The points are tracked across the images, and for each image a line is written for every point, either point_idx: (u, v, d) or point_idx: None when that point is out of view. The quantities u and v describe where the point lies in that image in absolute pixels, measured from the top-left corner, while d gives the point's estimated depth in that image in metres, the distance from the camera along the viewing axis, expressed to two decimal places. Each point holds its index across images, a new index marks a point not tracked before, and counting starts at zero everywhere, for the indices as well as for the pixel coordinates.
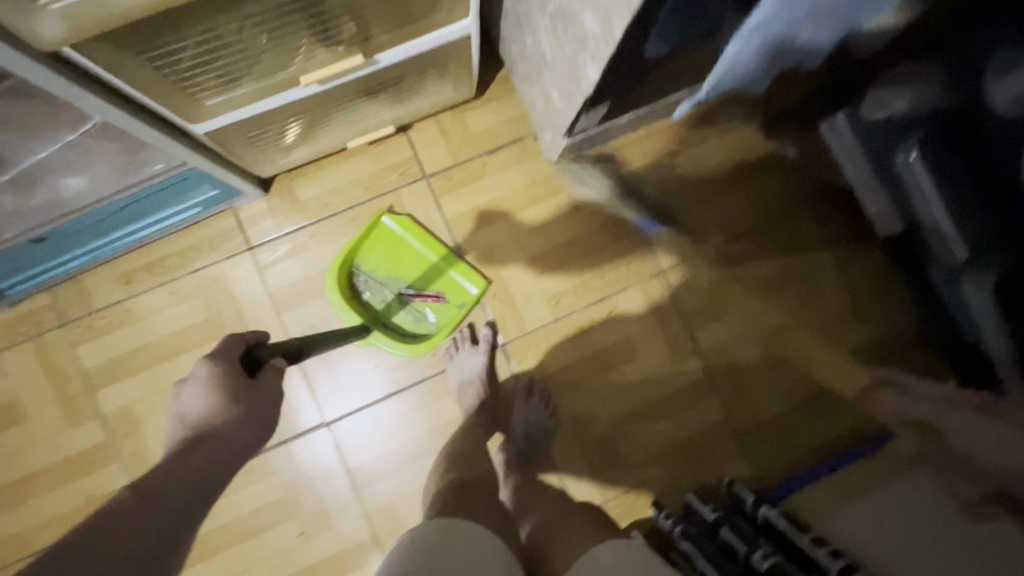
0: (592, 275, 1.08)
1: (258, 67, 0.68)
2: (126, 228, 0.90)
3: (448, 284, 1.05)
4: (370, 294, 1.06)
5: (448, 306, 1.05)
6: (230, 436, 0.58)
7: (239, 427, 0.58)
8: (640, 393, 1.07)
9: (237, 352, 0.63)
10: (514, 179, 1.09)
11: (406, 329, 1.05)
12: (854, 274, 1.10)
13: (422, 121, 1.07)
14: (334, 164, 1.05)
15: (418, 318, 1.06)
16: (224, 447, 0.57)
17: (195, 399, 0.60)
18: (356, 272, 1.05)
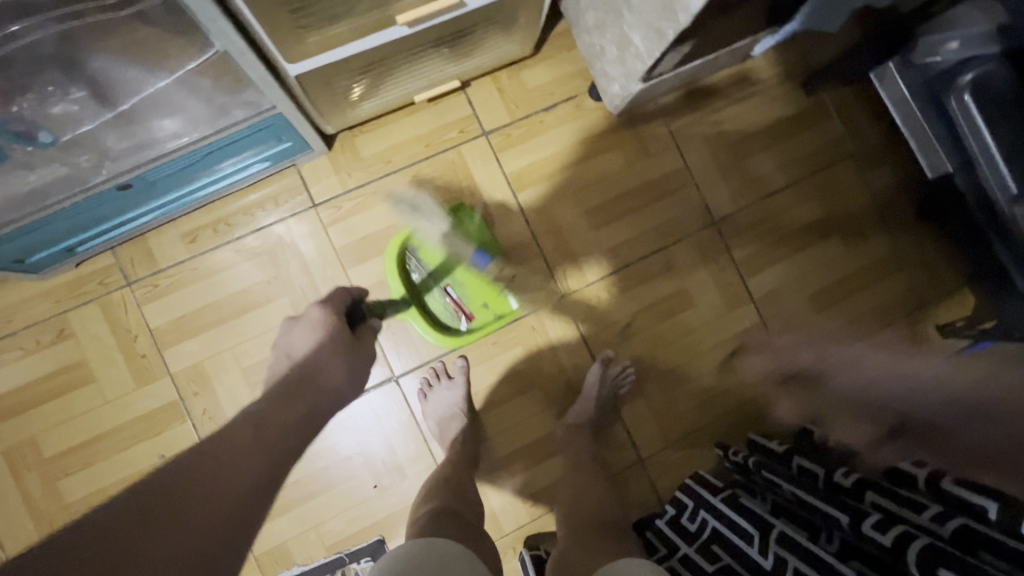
0: (647, 227, 1.12)
1: (363, 3, 0.68)
2: (199, 181, 0.90)
3: (494, 300, 1.07)
4: (418, 276, 1.05)
5: (484, 313, 1.06)
6: (329, 390, 0.66)
7: (340, 387, 0.68)
8: (698, 340, 1.11)
9: (344, 305, 0.80)
10: (570, 135, 1.11)
11: (441, 318, 1.05)
12: (895, 222, 1.15)
13: (479, 79, 1.09)
14: (395, 121, 1.06)
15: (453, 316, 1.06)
16: (323, 396, 0.65)
17: (302, 337, 0.75)
18: (410, 251, 1.05)
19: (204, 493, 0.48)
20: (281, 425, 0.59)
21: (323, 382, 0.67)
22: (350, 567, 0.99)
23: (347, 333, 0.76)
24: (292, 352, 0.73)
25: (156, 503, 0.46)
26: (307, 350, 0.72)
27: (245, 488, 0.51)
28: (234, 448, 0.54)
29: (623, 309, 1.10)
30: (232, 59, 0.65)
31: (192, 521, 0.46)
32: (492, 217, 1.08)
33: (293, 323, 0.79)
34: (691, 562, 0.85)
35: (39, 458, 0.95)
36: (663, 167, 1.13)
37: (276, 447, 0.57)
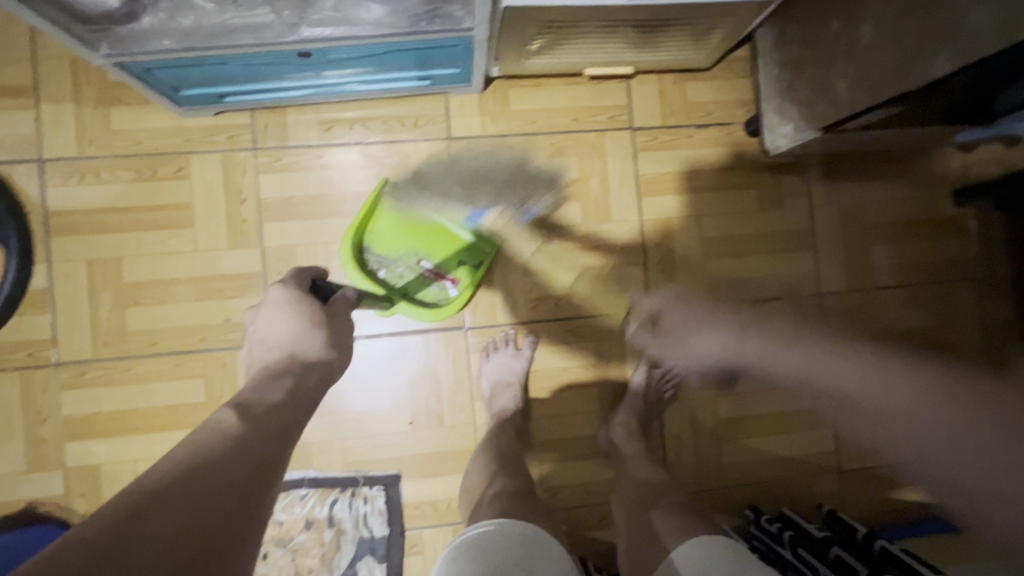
0: (753, 274, 1.09)
1: None
2: (364, 75, 0.90)
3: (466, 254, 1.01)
4: (385, 272, 0.99)
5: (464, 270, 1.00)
6: (311, 363, 0.58)
7: (327, 356, 0.60)
8: (762, 400, 1.08)
9: (308, 280, 0.66)
10: (711, 159, 1.09)
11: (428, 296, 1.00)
12: (996, 358, 1.12)
13: (646, 75, 1.08)
14: (552, 86, 1.06)
15: (441, 287, 1.01)
16: (309, 372, 0.58)
17: (267, 321, 0.61)
18: (366, 252, 0.99)
19: (200, 483, 0.42)
20: (272, 418, 0.51)
21: (306, 358, 0.58)
22: (361, 490, 0.99)
23: (318, 305, 0.62)
24: (263, 339, 0.60)
25: (136, 515, 0.38)
26: (273, 329, 0.60)
27: (234, 481, 0.44)
28: (213, 449, 0.45)
29: (700, 344, 1.08)
30: None
31: (191, 519, 0.39)
32: (610, 210, 1.07)
33: (256, 311, 0.64)
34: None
35: (118, 279, 0.96)
36: (789, 222, 1.10)
37: (266, 430, 0.50)
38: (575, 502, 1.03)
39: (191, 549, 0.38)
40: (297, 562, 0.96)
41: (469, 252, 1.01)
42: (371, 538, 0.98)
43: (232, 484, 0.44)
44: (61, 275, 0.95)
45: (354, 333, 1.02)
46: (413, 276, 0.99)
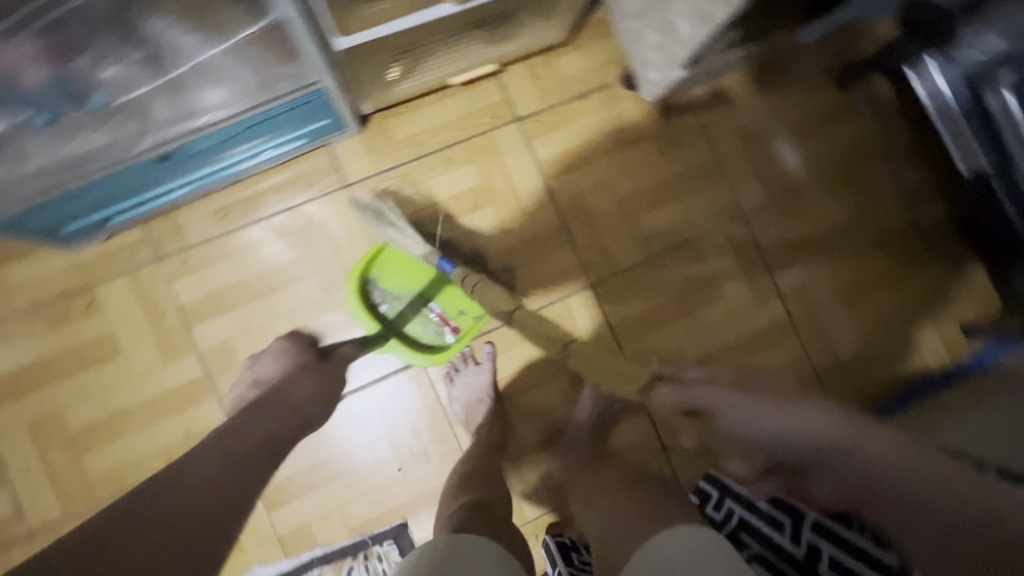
0: (676, 217, 1.11)
1: None
2: (237, 155, 0.89)
3: (470, 306, 1.00)
4: (387, 306, 1.00)
5: (464, 319, 1.00)
6: (293, 398, 0.73)
7: (308, 394, 0.75)
8: (724, 332, 1.11)
9: (301, 342, 0.87)
10: (601, 124, 1.10)
11: (422, 339, 1.00)
12: (923, 221, 1.16)
13: (513, 65, 1.09)
14: (427, 104, 1.06)
15: (437, 332, 1.01)
16: (297, 414, 0.71)
17: (269, 367, 0.83)
18: (371, 283, 1.00)
19: (208, 468, 0.58)
20: (262, 432, 0.66)
21: (293, 400, 0.73)
22: (373, 550, 0.99)
23: (308, 358, 0.82)
24: (259, 379, 0.81)
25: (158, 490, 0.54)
26: (280, 372, 0.80)
27: (229, 474, 0.59)
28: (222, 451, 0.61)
29: (648, 302, 1.10)
30: (286, 29, 0.65)
31: (200, 490, 0.55)
32: (523, 204, 1.08)
33: (261, 359, 0.88)
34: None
35: (65, 432, 0.94)
36: (695, 159, 1.13)
37: (256, 452, 0.63)
38: None
39: (201, 515, 0.53)
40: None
41: (471, 304, 0.99)
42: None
43: (225, 488, 0.57)
44: (6, 446, 0.93)
45: None
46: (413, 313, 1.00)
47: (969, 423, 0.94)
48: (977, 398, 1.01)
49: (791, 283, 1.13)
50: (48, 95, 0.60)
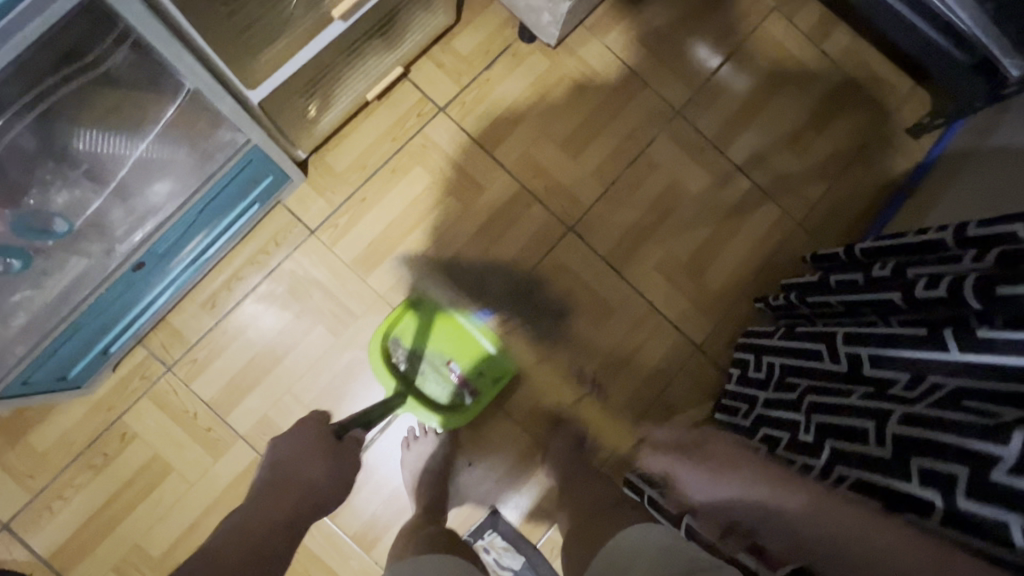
0: (619, 138, 1.16)
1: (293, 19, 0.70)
2: (202, 241, 0.91)
3: (485, 366, 1.05)
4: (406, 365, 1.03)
5: (480, 378, 1.04)
6: None
7: None
8: (704, 221, 1.15)
9: None
10: (518, 83, 1.14)
11: (441, 399, 1.03)
12: (836, 51, 1.22)
13: (417, 62, 1.12)
14: (355, 128, 1.09)
15: (457, 393, 1.04)
16: None
17: None
18: (393, 345, 1.02)
19: None
20: None
21: None
22: (478, 545, 1.03)
23: None
24: None
25: None
26: None
27: None
28: None
29: (626, 223, 1.14)
30: (203, 98, 0.67)
31: None
32: (478, 182, 1.11)
33: None
34: (774, 401, 0.90)
35: (150, 560, 0.95)
36: (613, 79, 1.17)
37: None
38: (636, 412, 1.09)
39: None
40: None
41: (486, 364, 1.05)
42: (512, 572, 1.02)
43: None
44: None
45: (370, 435, 1.04)
46: (432, 374, 1.04)
47: (950, 199, 0.98)
48: (949, 178, 1.05)
49: (744, 154, 1.18)
50: (17, 243, 0.62)
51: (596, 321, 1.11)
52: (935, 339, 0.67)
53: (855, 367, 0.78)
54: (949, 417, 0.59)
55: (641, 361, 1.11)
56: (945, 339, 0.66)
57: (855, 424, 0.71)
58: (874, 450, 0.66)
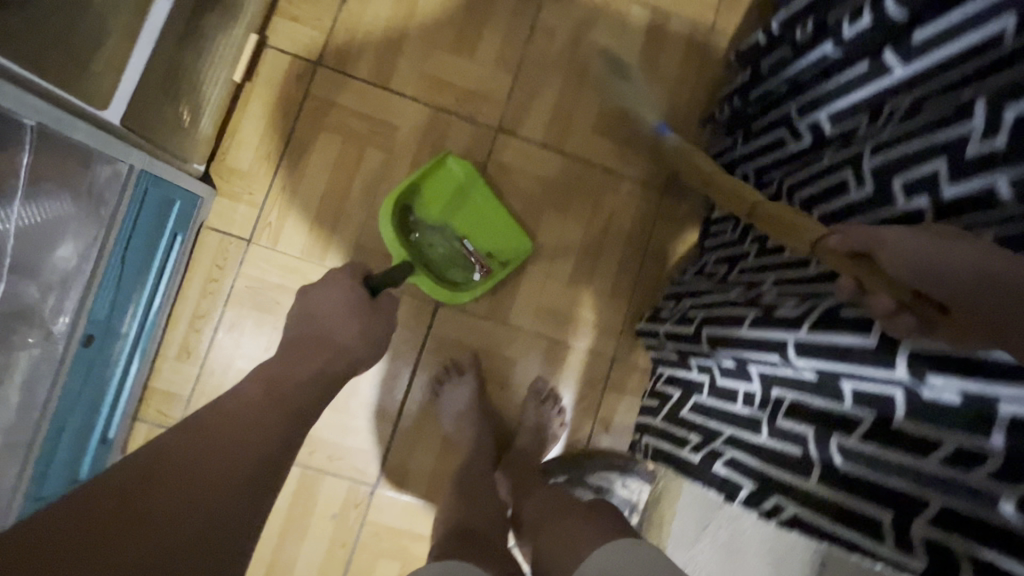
0: (505, 17, 1.09)
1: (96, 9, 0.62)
2: (150, 279, 0.86)
3: (501, 249, 1.04)
4: (418, 234, 1.01)
5: (494, 261, 1.04)
6: None
7: None
8: (621, 65, 1.11)
9: None
10: (380, 4, 1.05)
11: (450, 275, 1.01)
12: None
13: (268, 23, 1.02)
14: (239, 119, 1.00)
15: (465, 270, 1.03)
16: None
17: None
18: (407, 211, 1.00)
19: None
20: None
21: None
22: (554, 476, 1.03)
23: None
24: None
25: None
26: None
27: None
28: None
29: (548, 100, 1.09)
30: (51, 128, 0.61)
31: None
32: (388, 121, 1.04)
33: None
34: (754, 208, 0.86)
35: None
36: None
37: None
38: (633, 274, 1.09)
39: None
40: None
41: (503, 248, 1.04)
42: (603, 475, 1.02)
43: None
44: None
45: (400, 404, 1.03)
46: (444, 246, 1.02)
47: None
48: None
49: None
50: None
51: (560, 206, 1.09)
52: (880, 66, 0.64)
53: (818, 132, 0.74)
54: (915, 123, 0.56)
55: (618, 225, 1.09)
56: (889, 62, 0.62)
57: (834, 181, 0.66)
58: (858, 195, 0.62)
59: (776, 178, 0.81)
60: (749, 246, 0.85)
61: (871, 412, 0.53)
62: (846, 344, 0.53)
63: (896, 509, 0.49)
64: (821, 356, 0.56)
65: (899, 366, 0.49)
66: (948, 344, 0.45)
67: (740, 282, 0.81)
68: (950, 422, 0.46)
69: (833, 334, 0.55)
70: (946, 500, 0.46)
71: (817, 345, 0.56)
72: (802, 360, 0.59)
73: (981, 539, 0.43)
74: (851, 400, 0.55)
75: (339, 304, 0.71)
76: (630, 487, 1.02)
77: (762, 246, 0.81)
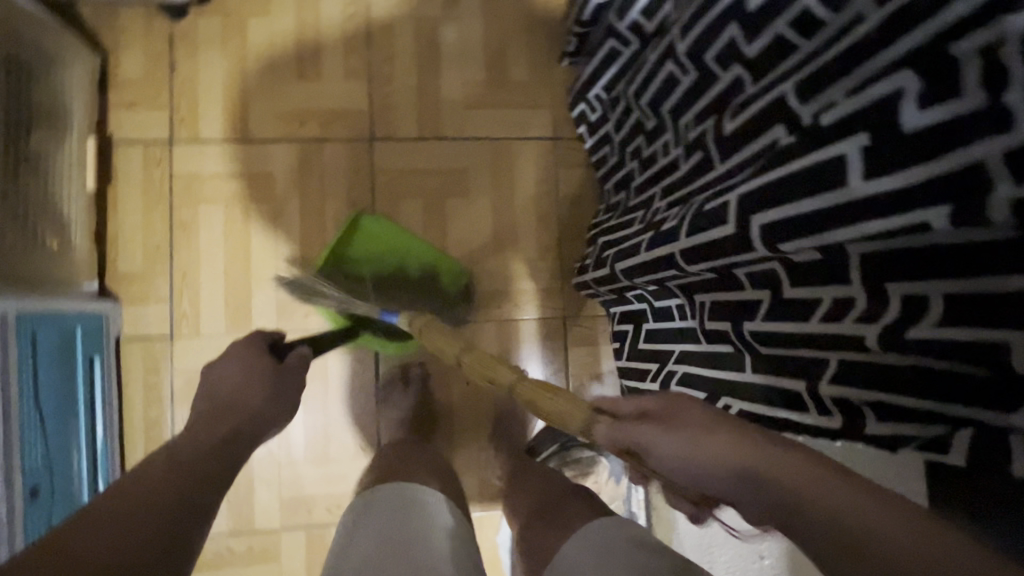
0: (338, 26, 1.05)
1: None
2: (81, 404, 0.86)
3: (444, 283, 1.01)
4: None
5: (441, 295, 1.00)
6: None
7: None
8: (470, 31, 1.07)
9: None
10: (210, 59, 1.01)
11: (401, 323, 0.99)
12: None
13: (108, 120, 0.99)
14: (117, 223, 0.98)
15: None
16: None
17: None
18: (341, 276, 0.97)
19: None
20: None
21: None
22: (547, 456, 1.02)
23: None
24: None
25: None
26: None
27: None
28: None
29: (411, 93, 1.06)
30: None
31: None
32: (261, 173, 1.02)
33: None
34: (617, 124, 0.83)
35: None
36: None
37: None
38: (556, 230, 1.07)
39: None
40: (614, 504, 1.02)
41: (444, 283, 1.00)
42: (593, 432, 1.01)
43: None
44: None
45: (378, 436, 1.02)
46: None
47: None
48: None
49: None
50: None
51: (461, 191, 1.06)
52: None
53: (640, 32, 0.70)
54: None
55: (524, 189, 1.07)
56: None
57: (666, 76, 0.64)
58: (689, 80, 0.60)
59: (623, 94, 0.77)
60: (629, 165, 0.80)
61: (763, 291, 0.51)
62: (714, 238, 0.51)
63: (808, 376, 0.50)
64: (702, 258, 0.54)
65: (756, 243, 0.47)
66: (795, 207, 0.43)
67: (633, 207, 0.76)
68: (820, 277, 0.45)
69: (699, 233, 0.53)
70: (840, 356, 0.46)
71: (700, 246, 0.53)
72: (692, 264, 0.57)
73: (871, 386, 0.45)
74: (749, 283, 0.52)
75: (239, 375, 0.62)
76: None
77: (634, 162, 0.77)
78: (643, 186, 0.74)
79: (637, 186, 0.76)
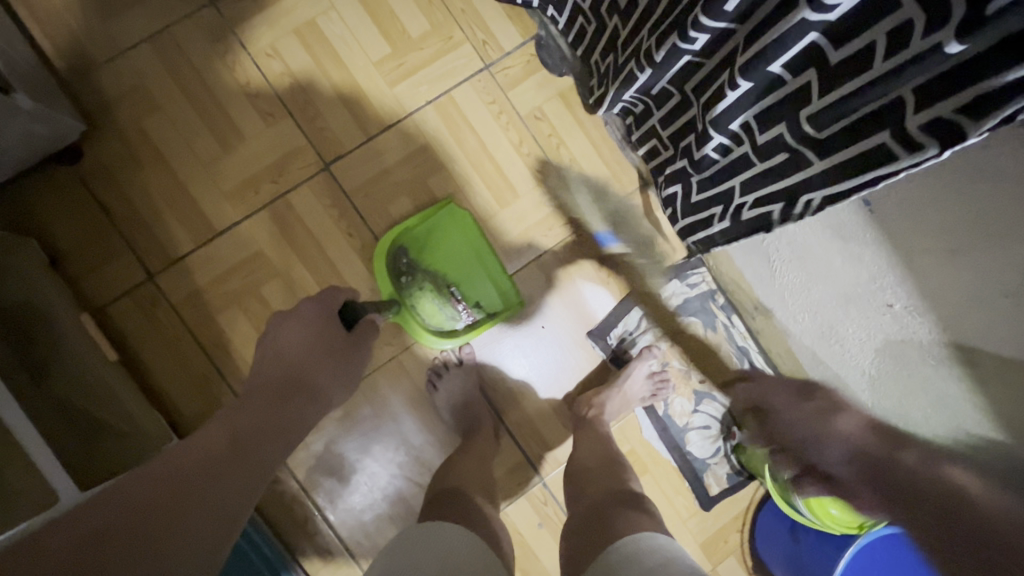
0: (228, 80, 0.98)
1: None
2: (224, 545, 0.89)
3: (490, 298, 1.00)
4: (407, 277, 0.98)
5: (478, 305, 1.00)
6: None
7: None
8: (349, 13, 1.01)
9: None
10: (135, 179, 0.96)
11: (437, 317, 0.99)
12: None
13: (80, 290, 0.94)
14: (154, 377, 0.95)
15: (449, 314, 0.99)
16: None
17: None
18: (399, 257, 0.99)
19: None
20: None
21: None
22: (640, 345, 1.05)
23: None
24: None
25: None
26: None
27: None
28: None
29: (335, 101, 1.01)
30: None
31: None
32: (249, 254, 0.98)
33: None
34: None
35: None
36: (154, 63, 0.97)
37: None
38: (539, 149, 1.05)
39: None
40: (723, 349, 1.06)
41: (492, 297, 1.00)
42: (669, 295, 1.07)
43: None
44: None
45: (496, 415, 1.04)
46: (428, 292, 0.98)
47: None
48: None
49: None
50: None
51: (434, 164, 1.03)
52: None
53: None
54: None
55: (488, 130, 1.04)
56: None
57: None
58: None
59: None
60: (611, 23, 0.80)
61: (809, 70, 0.53)
62: (759, 24, 0.54)
63: (890, 124, 0.48)
64: (739, 54, 0.58)
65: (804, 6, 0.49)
66: None
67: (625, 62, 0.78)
68: (869, 20, 0.46)
69: (752, 20, 0.55)
70: (914, 84, 0.45)
71: (716, 39, 0.61)
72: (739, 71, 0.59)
73: (955, 88, 0.42)
74: (794, 69, 0.55)
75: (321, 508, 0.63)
76: (697, 284, 1.07)
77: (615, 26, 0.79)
78: (628, 38, 0.76)
79: (623, 42, 0.77)
